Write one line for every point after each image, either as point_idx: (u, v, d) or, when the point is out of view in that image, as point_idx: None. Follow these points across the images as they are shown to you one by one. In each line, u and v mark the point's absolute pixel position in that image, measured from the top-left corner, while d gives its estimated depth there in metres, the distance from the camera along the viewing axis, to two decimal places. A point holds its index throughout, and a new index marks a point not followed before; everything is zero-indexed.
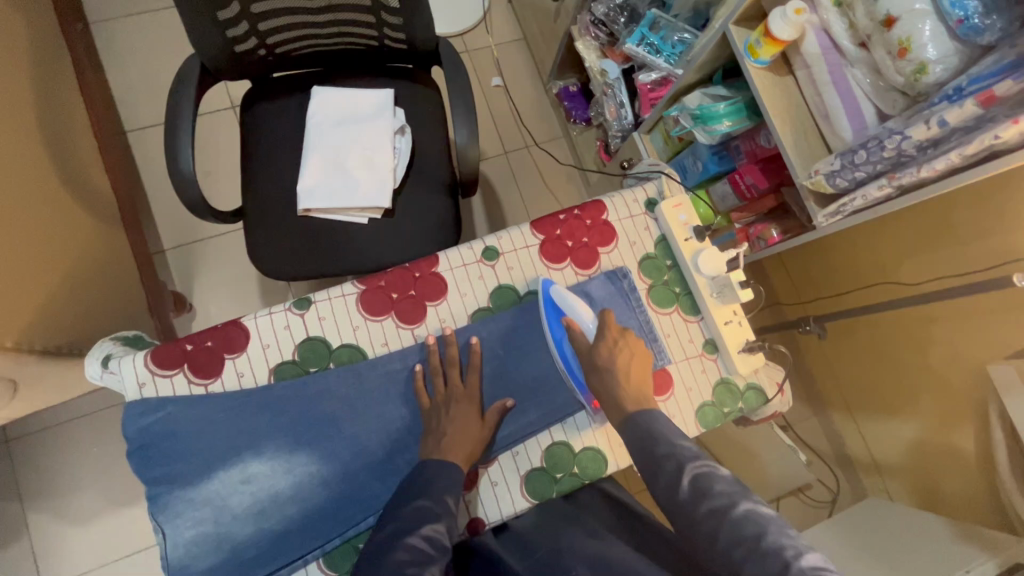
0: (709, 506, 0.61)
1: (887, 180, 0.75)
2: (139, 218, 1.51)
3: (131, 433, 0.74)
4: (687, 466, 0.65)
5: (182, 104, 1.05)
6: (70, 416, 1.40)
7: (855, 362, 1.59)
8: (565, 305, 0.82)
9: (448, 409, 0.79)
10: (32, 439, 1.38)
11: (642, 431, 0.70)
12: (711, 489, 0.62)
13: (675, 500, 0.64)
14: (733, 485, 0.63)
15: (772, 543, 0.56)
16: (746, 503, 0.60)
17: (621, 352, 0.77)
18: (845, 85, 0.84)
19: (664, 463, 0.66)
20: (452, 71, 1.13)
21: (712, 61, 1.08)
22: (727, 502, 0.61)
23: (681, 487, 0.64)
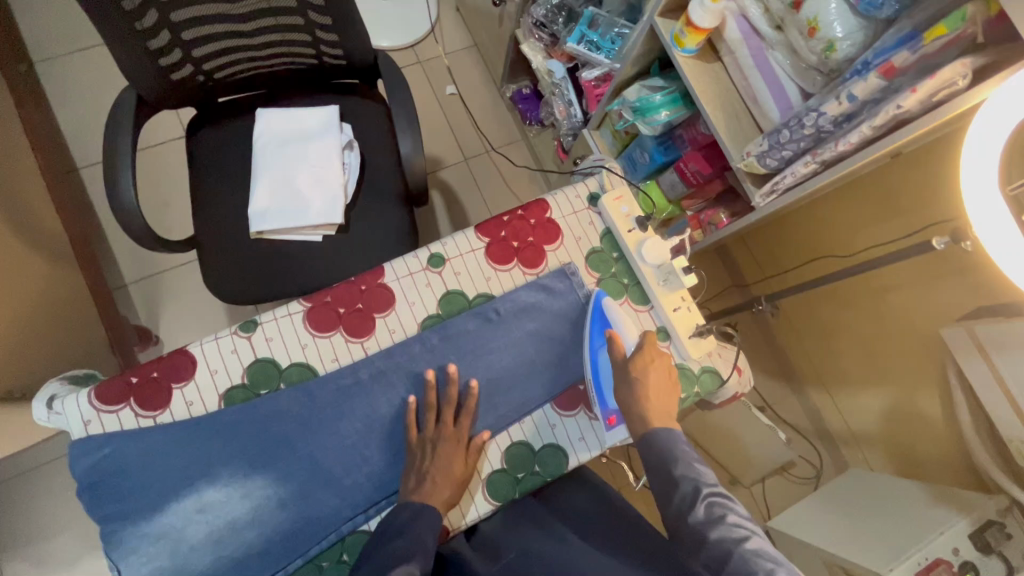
0: (720, 534, 0.62)
1: (811, 156, 0.76)
2: (96, 255, 1.49)
3: (79, 472, 0.73)
4: (694, 482, 0.67)
5: (121, 136, 1.04)
6: (58, 452, 1.46)
7: (823, 338, 1.61)
8: (613, 317, 0.84)
9: (435, 448, 0.78)
10: (24, 478, 1.43)
11: (660, 452, 0.71)
12: (724, 518, 0.64)
13: (687, 525, 0.65)
14: (746, 519, 0.64)
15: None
16: (757, 539, 0.61)
17: (654, 369, 0.78)
18: (767, 67, 0.86)
19: (680, 485, 0.67)
20: (393, 82, 1.13)
21: (647, 53, 1.10)
22: (738, 534, 0.62)
23: (694, 512, 0.65)
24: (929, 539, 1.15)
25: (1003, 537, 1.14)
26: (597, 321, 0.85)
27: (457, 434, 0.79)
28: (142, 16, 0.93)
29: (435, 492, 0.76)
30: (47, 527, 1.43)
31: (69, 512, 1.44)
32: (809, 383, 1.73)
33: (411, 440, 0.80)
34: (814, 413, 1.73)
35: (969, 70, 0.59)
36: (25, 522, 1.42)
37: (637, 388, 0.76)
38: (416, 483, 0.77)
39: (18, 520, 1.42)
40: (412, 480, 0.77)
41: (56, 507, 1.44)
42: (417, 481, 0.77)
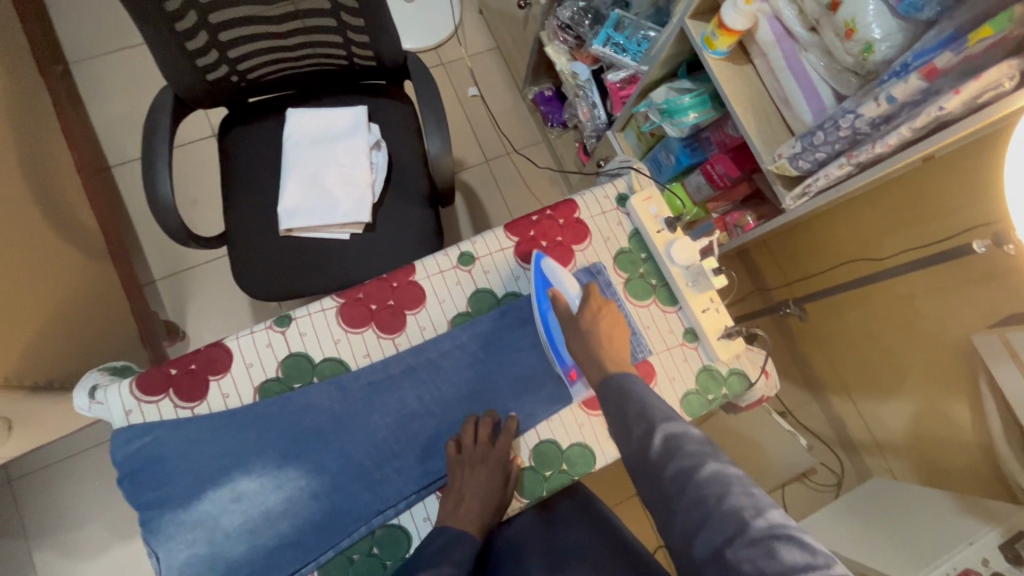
0: (676, 467, 0.61)
1: (846, 159, 0.76)
2: (127, 250, 1.53)
3: (119, 460, 0.75)
4: (660, 427, 0.65)
5: (158, 133, 1.06)
6: (92, 441, 1.50)
7: (849, 346, 1.59)
8: (553, 276, 0.84)
9: (471, 470, 0.77)
10: (59, 466, 1.48)
11: (617, 401, 0.71)
12: (680, 448, 0.63)
13: (647, 458, 0.64)
14: (703, 445, 0.63)
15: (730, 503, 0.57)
16: (713, 463, 0.60)
17: (605, 317, 0.80)
18: (801, 69, 0.86)
19: (635, 426, 0.67)
20: (422, 84, 1.15)
21: (675, 55, 1.10)
22: (693, 462, 0.61)
23: (650, 446, 0.65)
24: (956, 549, 1.14)
25: None
26: (536, 281, 0.84)
27: (494, 455, 0.78)
28: (182, 17, 0.95)
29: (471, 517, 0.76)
30: (78, 515, 1.47)
31: (99, 501, 1.48)
32: (832, 390, 1.71)
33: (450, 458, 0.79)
34: (837, 420, 1.72)
35: (1016, 72, 0.58)
36: (57, 510, 1.46)
37: (596, 339, 0.78)
38: (454, 504, 0.77)
39: (51, 508, 1.46)
40: (451, 503, 0.77)
41: (87, 496, 1.48)
42: (455, 507, 0.77)
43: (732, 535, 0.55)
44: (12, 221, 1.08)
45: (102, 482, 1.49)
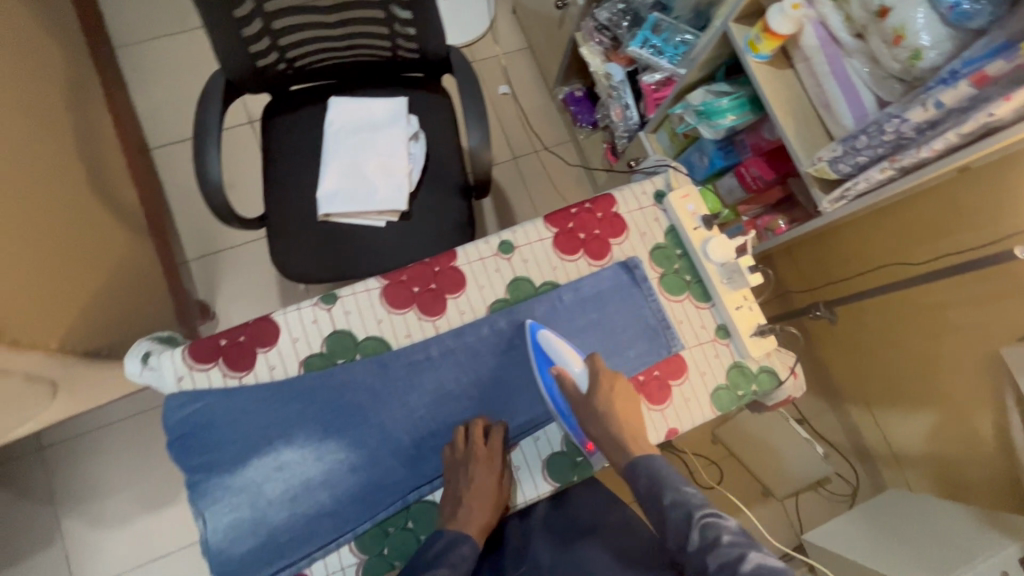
0: (718, 562, 0.63)
1: (888, 163, 0.77)
2: (166, 231, 1.58)
3: (172, 423, 0.78)
4: (698, 517, 0.67)
5: (209, 116, 1.10)
6: (123, 414, 1.55)
7: (872, 357, 1.59)
8: (553, 353, 0.82)
9: (467, 472, 0.78)
10: (90, 436, 1.53)
11: (647, 480, 0.73)
12: (721, 539, 0.65)
13: (686, 552, 0.67)
14: (740, 536, 0.65)
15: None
16: (754, 554, 0.62)
17: (618, 399, 0.78)
18: (844, 75, 0.87)
19: (672, 513, 0.69)
20: (464, 78, 1.17)
21: (715, 58, 1.11)
22: (735, 553, 0.63)
23: (690, 538, 0.67)
24: (974, 561, 1.15)
25: None
26: (540, 358, 0.84)
27: (488, 455, 0.79)
28: (241, 4, 0.99)
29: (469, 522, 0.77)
30: (106, 485, 1.51)
31: (127, 473, 1.52)
32: (851, 401, 1.71)
33: (446, 458, 0.80)
34: (853, 430, 1.73)
35: None
36: (87, 479, 1.51)
37: None
38: (452, 509, 0.78)
39: (81, 477, 1.51)
40: (450, 508, 0.78)
41: (117, 467, 1.52)
42: (451, 510, 0.78)
43: None
44: (68, 195, 1.12)
45: (131, 455, 1.53)
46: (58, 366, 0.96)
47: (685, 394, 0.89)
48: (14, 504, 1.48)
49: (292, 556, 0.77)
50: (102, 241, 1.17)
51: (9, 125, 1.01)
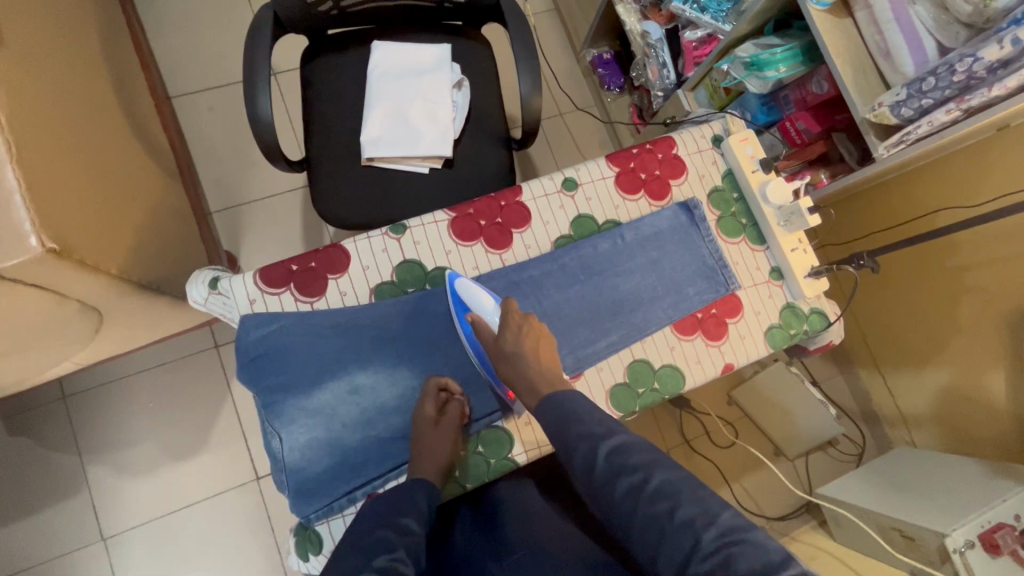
0: (625, 485, 0.60)
1: (955, 104, 0.80)
2: (191, 179, 1.54)
3: (248, 345, 0.78)
4: (611, 440, 0.64)
5: (258, 49, 1.07)
6: (145, 364, 1.52)
7: (884, 322, 1.62)
8: (469, 298, 0.80)
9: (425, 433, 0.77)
10: (113, 385, 1.51)
11: (557, 416, 0.68)
12: (627, 462, 0.62)
13: (593, 479, 0.63)
14: (648, 455, 0.62)
15: (692, 519, 0.56)
16: (659, 474, 0.60)
17: (528, 336, 0.75)
18: (907, 21, 0.89)
19: (577, 445, 0.65)
20: (514, 23, 1.16)
21: (766, 11, 1.12)
22: (639, 477, 0.60)
23: (595, 466, 0.63)
24: (990, 504, 1.20)
25: None
26: (457, 306, 0.82)
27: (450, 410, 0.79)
28: None
29: (431, 467, 0.75)
30: (130, 436, 1.50)
31: (152, 424, 1.51)
32: (861, 365, 1.76)
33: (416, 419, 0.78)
34: (861, 393, 1.79)
35: None
36: (109, 428, 1.49)
37: None
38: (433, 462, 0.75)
39: (106, 427, 1.49)
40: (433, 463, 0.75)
41: (140, 417, 1.51)
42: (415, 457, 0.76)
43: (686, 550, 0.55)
44: (112, 128, 1.09)
45: (156, 406, 1.52)
46: (111, 296, 0.95)
47: (741, 331, 0.92)
48: (36, 452, 1.46)
49: (367, 477, 0.78)
50: (144, 179, 1.15)
51: (55, 46, 0.97)
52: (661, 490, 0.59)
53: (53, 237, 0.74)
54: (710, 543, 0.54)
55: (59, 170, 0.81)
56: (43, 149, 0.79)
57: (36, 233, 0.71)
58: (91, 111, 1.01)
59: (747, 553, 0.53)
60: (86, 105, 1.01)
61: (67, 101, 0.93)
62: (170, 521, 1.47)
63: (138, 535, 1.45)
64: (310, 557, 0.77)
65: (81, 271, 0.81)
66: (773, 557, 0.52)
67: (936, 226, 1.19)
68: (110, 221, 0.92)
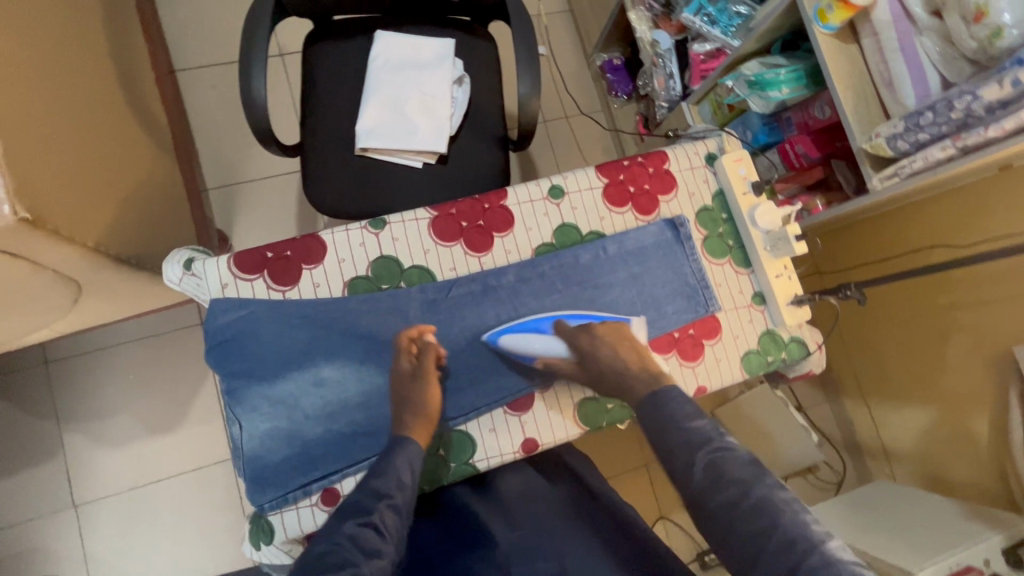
0: (721, 498, 0.60)
1: (951, 141, 0.78)
2: (189, 155, 1.54)
3: (214, 329, 0.77)
4: (712, 448, 0.63)
5: (257, 29, 1.06)
6: (129, 336, 1.53)
7: (873, 353, 1.60)
8: (530, 345, 0.82)
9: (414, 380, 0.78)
10: (95, 355, 1.51)
11: (661, 420, 0.67)
12: (725, 474, 0.61)
13: (689, 487, 0.63)
14: (746, 468, 0.61)
15: (784, 535, 0.57)
16: (760, 489, 0.60)
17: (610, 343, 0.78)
18: (912, 52, 0.87)
19: (675, 451, 0.64)
20: (519, 22, 1.15)
21: (774, 30, 1.10)
22: (737, 491, 0.60)
23: (693, 476, 0.62)
24: (961, 546, 1.19)
25: None
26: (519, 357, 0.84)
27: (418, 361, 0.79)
28: None
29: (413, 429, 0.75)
30: (109, 406, 1.50)
31: (131, 396, 1.51)
32: (848, 395, 1.75)
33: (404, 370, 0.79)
34: (846, 423, 1.78)
35: None
36: (89, 396, 1.50)
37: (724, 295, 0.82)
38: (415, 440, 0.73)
39: (85, 396, 1.50)
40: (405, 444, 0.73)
41: (121, 387, 1.51)
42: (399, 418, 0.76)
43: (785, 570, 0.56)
44: (107, 100, 1.09)
45: (137, 378, 1.52)
46: (87, 268, 0.94)
47: (717, 354, 0.91)
48: (14, 416, 1.46)
49: (324, 471, 0.78)
50: (136, 151, 1.14)
51: (52, 12, 0.96)
52: (756, 506, 0.59)
53: (27, 206, 0.73)
54: (809, 565, 0.55)
55: (42, 139, 0.81)
56: (28, 116, 0.78)
57: (9, 201, 0.70)
58: (85, 80, 1.01)
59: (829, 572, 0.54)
60: (81, 74, 1.00)
61: (61, 70, 0.93)
62: (140, 495, 1.48)
63: (108, 506, 1.46)
64: (262, 546, 0.77)
65: (55, 241, 0.81)
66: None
67: (930, 261, 1.17)
68: (92, 192, 0.92)
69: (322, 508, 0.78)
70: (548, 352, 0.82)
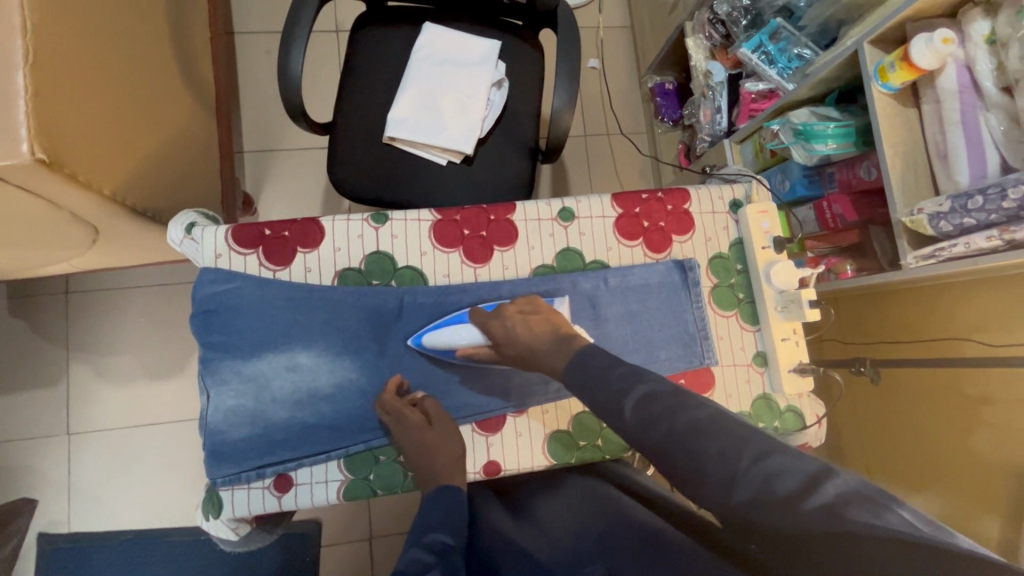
0: (660, 423, 0.54)
1: (999, 232, 0.71)
2: (230, 115, 1.57)
3: (201, 297, 0.79)
4: (639, 387, 0.58)
5: (304, 6, 1.07)
6: (145, 281, 1.57)
7: (878, 424, 1.42)
8: (447, 341, 0.79)
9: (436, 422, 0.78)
10: (112, 293, 1.56)
11: (585, 366, 0.64)
12: (656, 405, 0.56)
13: (626, 430, 0.57)
14: (670, 391, 0.57)
15: (718, 449, 0.51)
16: (692, 410, 0.54)
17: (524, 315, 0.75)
18: (974, 128, 0.80)
19: (609, 394, 0.59)
20: (566, 35, 1.12)
21: (831, 80, 1.04)
22: (673, 413, 0.54)
23: (627, 417, 0.57)
24: None
25: None
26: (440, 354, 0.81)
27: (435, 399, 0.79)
28: None
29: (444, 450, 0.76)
30: (116, 345, 1.55)
31: (136, 338, 1.56)
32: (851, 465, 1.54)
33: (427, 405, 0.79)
34: None
35: None
36: (98, 331, 1.55)
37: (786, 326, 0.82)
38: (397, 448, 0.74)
39: (96, 331, 1.55)
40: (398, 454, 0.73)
41: (128, 328, 1.56)
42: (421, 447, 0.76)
43: (733, 477, 0.49)
44: (155, 54, 1.11)
45: (145, 322, 1.57)
46: (104, 214, 0.97)
47: None
48: (28, 337, 1.53)
49: (284, 457, 0.77)
50: (173, 106, 1.17)
51: None
52: (690, 428, 0.53)
53: (46, 148, 0.75)
54: (753, 463, 0.49)
55: (77, 84, 0.83)
56: (66, 60, 0.81)
57: (29, 141, 0.72)
58: (133, 31, 1.03)
59: (785, 471, 0.48)
60: (130, 24, 1.03)
61: (112, 19, 0.96)
62: (127, 434, 1.52)
63: (100, 440, 1.51)
64: (210, 518, 0.77)
65: (70, 185, 0.83)
66: (811, 471, 0.48)
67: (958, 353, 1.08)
68: (118, 141, 0.94)
69: (273, 492, 0.77)
70: (468, 343, 0.79)
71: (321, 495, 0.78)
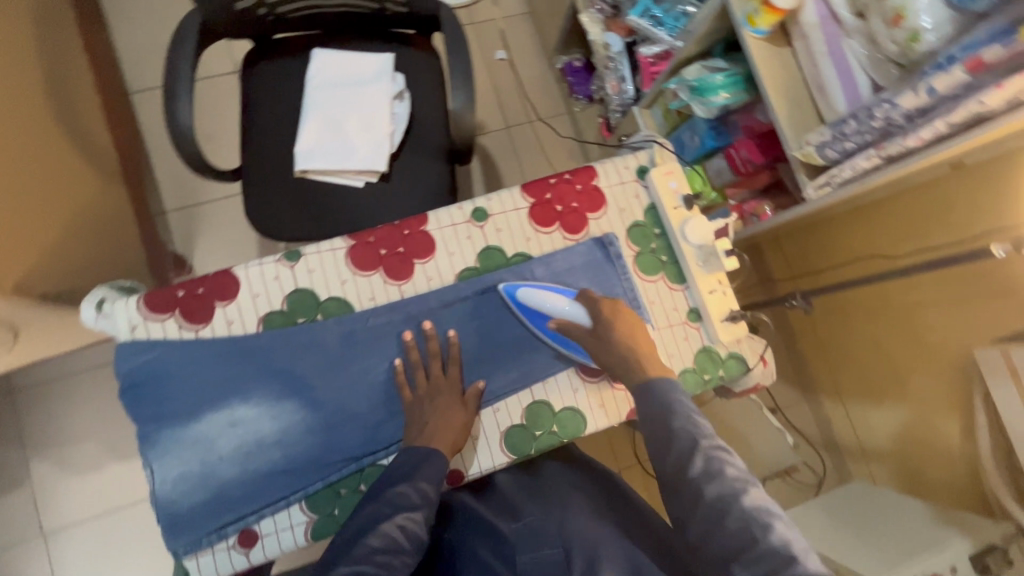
0: (706, 482, 0.61)
1: (875, 151, 0.76)
2: (142, 178, 1.53)
3: (124, 372, 0.77)
4: (702, 444, 0.64)
5: (182, 57, 1.04)
6: (90, 363, 1.52)
7: (839, 350, 1.49)
8: (547, 305, 0.82)
9: (431, 401, 0.79)
10: (57, 382, 1.51)
11: (662, 408, 0.68)
12: (710, 465, 0.62)
13: (676, 471, 0.64)
14: (737, 468, 0.62)
15: (745, 524, 0.58)
16: (737, 486, 0.60)
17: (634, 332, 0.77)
18: (841, 55, 0.84)
19: (667, 440, 0.66)
20: (453, 36, 1.12)
21: (712, 33, 1.06)
22: (728, 482, 0.61)
23: (680, 460, 0.64)
24: (923, 553, 1.06)
25: (1005, 562, 1.02)
26: (534, 315, 0.84)
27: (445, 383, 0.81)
28: None
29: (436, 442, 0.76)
30: (73, 433, 1.50)
31: (93, 422, 1.51)
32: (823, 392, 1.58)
33: (404, 399, 0.81)
34: (824, 421, 1.59)
35: None
36: (51, 424, 1.50)
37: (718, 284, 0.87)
38: None
39: (48, 425, 1.49)
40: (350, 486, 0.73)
41: (82, 414, 1.51)
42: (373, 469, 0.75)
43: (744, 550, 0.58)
44: (39, 134, 1.08)
45: (98, 404, 1.51)
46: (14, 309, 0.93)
47: None
48: None
49: (244, 512, 0.77)
50: (72, 183, 1.13)
51: None
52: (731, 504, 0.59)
53: None
54: (765, 548, 0.57)
55: None
56: None
57: None
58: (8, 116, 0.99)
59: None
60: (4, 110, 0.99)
61: None
62: (102, 522, 1.47)
63: (77, 534, 1.46)
64: None
65: None
66: None
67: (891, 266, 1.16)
68: None
69: (239, 550, 0.77)
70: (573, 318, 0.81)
71: (289, 541, 0.78)
